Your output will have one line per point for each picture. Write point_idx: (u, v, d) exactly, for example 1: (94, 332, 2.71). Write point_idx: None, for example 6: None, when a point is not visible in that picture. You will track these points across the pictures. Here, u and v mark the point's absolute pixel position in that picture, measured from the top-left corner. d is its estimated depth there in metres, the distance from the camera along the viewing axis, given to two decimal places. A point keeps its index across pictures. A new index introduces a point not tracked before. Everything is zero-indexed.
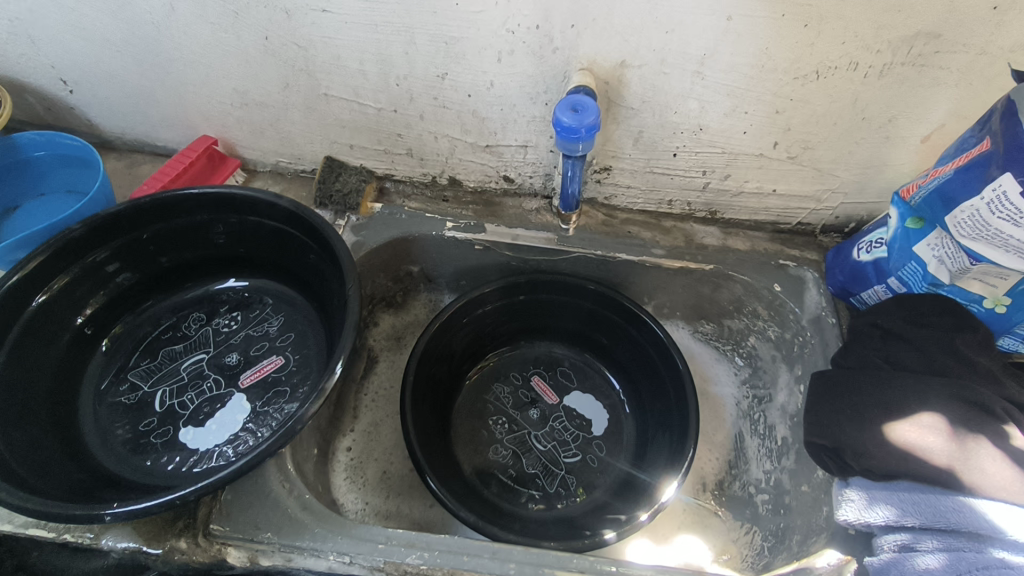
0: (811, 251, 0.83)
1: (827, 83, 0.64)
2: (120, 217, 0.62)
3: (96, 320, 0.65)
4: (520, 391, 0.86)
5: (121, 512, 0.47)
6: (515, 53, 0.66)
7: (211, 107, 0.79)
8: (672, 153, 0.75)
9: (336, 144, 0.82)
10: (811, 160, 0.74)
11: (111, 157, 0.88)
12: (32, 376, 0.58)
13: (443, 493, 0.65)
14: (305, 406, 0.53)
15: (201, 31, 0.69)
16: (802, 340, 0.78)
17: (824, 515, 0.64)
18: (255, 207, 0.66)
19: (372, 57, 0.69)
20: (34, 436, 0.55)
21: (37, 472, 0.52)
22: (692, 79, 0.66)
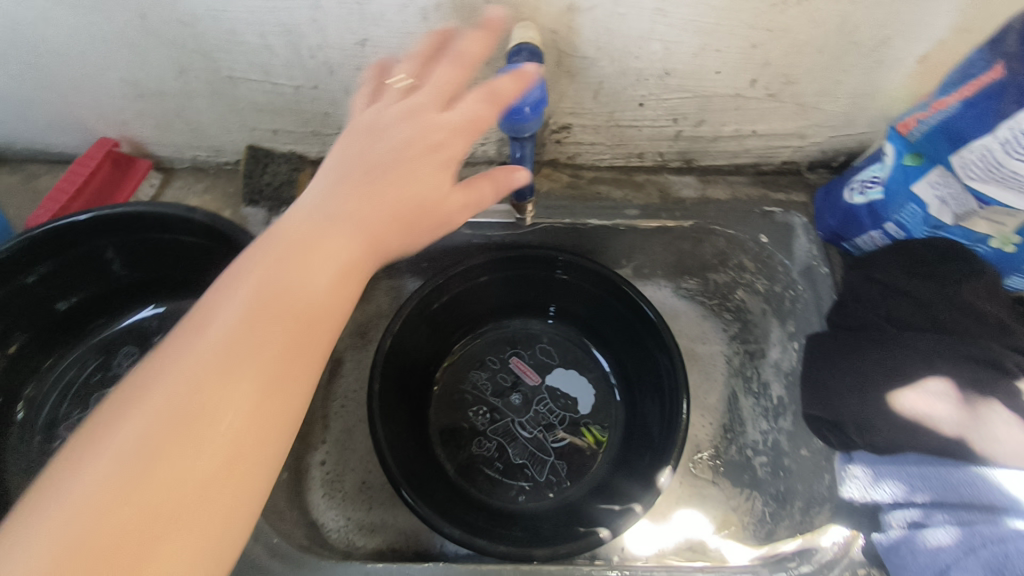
0: (797, 192, 0.76)
1: (810, 8, 0.55)
2: (0, 264, 0.53)
3: (3, 382, 0.58)
4: (499, 376, 0.81)
5: None
6: (442, 8, 0.55)
7: (101, 104, 0.68)
8: (637, 102, 0.66)
9: (256, 130, 0.71)
10: (794, 95, 0.65)
11: (4, 171, 0.77)
12: None
13: (424, 509, 0.60)
14: None
15: (63, 17, 0.57)
16: (793, 293, 0.72)
17: (826, 483, 0.61)
18: (167, 224, 0.58)
19: (274, 29, 0.58)
20: None
21: None
22: (652, 17, 0.56)
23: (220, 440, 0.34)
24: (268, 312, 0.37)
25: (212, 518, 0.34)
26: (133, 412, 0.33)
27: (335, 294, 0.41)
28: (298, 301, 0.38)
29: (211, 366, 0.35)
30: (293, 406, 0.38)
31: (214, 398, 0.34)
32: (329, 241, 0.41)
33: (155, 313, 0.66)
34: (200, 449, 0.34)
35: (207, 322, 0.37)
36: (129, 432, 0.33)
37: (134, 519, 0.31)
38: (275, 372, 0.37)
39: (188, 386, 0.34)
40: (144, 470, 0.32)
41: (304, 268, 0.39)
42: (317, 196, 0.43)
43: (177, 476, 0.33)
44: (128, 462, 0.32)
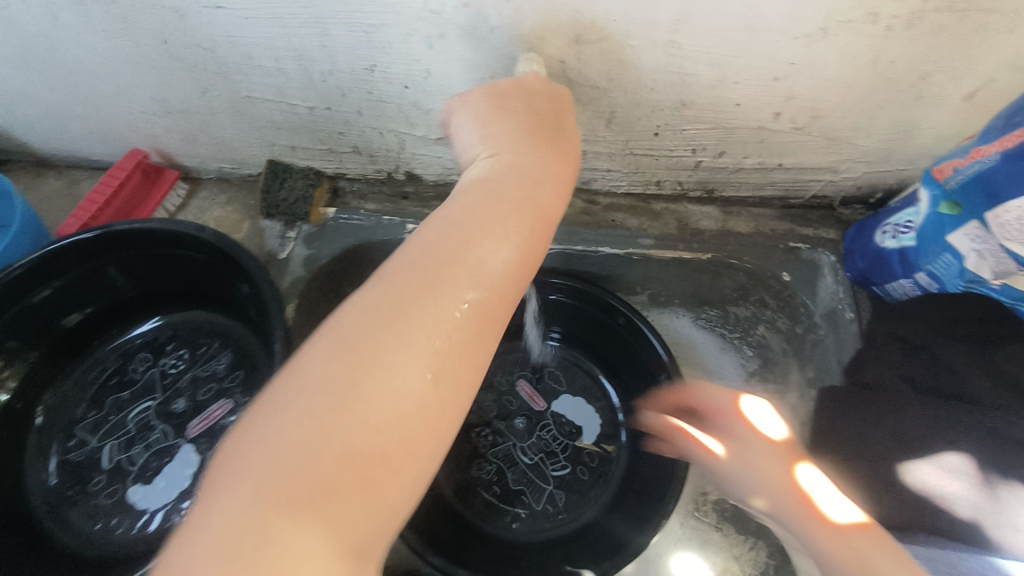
0: (828, 228, 0.71)
1: (837, 42, 0.51)
2: (20, 278, 0.57)
3: (24, 389, 0.62)
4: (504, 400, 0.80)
5: None
6: (447, 36, 0.54)
7: (132, 118, 0.71)
8: (653, 132, 0.63)
9: (275, 147, 0.73)
10: (824, 130, 0.61)
11: (51, 175, 0.82)
12: None
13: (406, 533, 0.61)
14: None
15: (93, 40, 0.60)
16: (813, 337, 0.69)
17: None
18: (179, 241, 0.60)
19: (286, 54, 0.59)
20: None
21: None
22: (665, 50, 0.54)
23: (386, 418, 0.32)
24: (437, 300, 0.35)
25: (374, 500, 0.31)
26: (337, 361, 0.33)
27: (494, 289, 0.38)
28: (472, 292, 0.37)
29: (389, 341, 0.34)
30: (460, 398, 0.35)
31: (375, 381, 0.32)
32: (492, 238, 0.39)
33: (163, 322, 0.69)
34: (371, 423, 0.31)
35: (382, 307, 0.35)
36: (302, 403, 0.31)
37: (298, 471, 0.30)
38: (448, 360, 0.34)
39: (361, 366, 0.32)
40: (313, 434, 0.30)
41: (455, 269, 0.37)
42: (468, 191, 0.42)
43: (339, 448, 0.30)
44: (299, 426, 0.31)
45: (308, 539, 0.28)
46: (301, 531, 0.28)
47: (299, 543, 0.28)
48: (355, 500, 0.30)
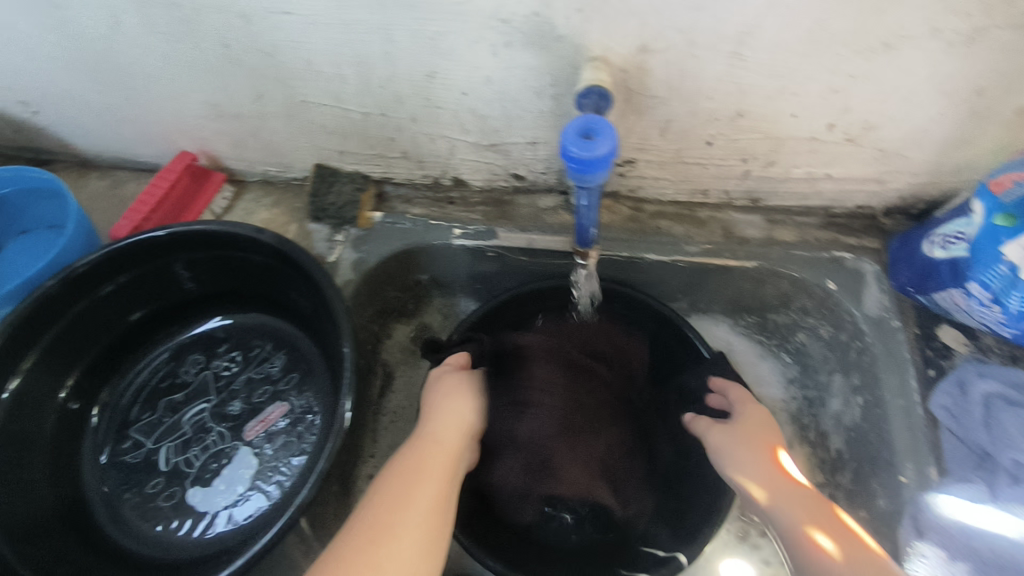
0: (871, 238, 0.72)
1: (899, 56, 0.52)
2: (90, 270, 0.59)
3: (80, 392, 0.63)
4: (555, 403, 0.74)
5: None
6: (512, 45, 0.55)
7: (183, 121, 0.71)
8: (706, 141, 0.64)
9: (324, 151, 0.73)
10: (875, 142, 0.61)
11: (94, 177, 0.81)
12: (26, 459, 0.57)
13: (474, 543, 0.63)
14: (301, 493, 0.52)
15: (154, 44, 0.60)
16: (860, 346, 0.68)
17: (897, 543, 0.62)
18: (239, 244, 0.61)
19: (348, 59, 0.59)
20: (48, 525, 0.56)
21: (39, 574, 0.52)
22: (727, 61, 0.54)
23: (409, 527, 0.49)
24: (423, 448, 0.57)
25: (400, 555, 0.47)
26: (412, 478, 0.53)
27: (450, 432, 0.59)
28: (440, 444, 0.57)
29: (412, 467, 0.54)
30: (426, 497, 0.52)
31: (416, 490, 0.52)
32: (447, 428, 0.59)
33: (224, 323, 0.69)
34: (415, 503, 0.51)
35: (395, 465, 0.55)
36: (354, 531, 0.49)
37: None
38: (442, 465, 0.55)
39: (397, 474, 0.54)
40: (372, 530, 0.48)
41: (445, 425, 0.60)
42: (437, 423, 0.60)
43: (388, 536, 0.48)
44: (352, 562, 0.46)
45: (395, 569, 0.46)
46: (385, 562, 0.46)
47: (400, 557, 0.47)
48: (395, 556, 0.47)
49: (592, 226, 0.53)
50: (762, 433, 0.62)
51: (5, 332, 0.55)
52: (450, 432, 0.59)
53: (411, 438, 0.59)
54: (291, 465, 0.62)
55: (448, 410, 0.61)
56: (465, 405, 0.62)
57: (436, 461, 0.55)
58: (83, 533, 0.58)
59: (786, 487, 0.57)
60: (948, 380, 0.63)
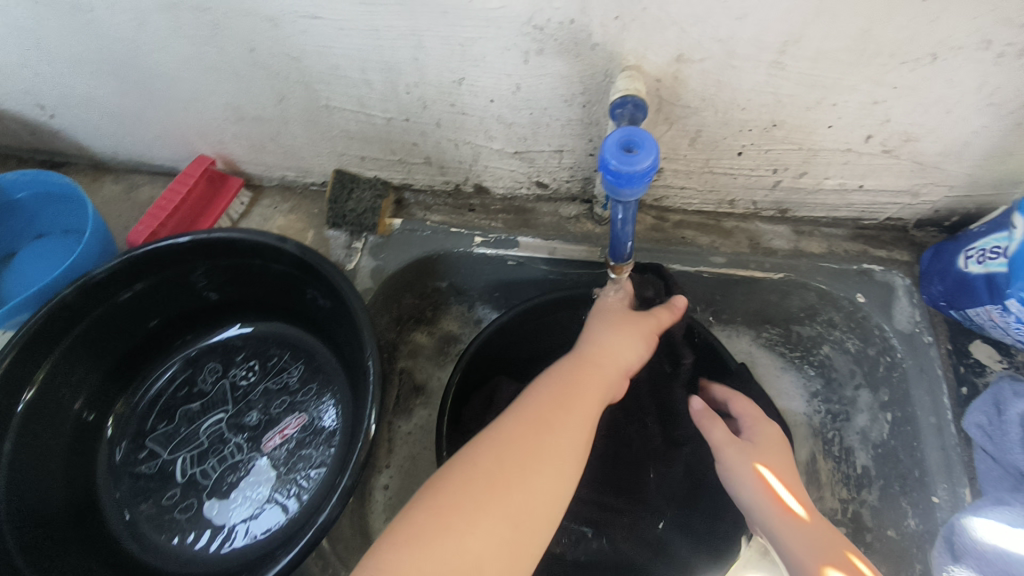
0: (901, 250, 0.71)
1: (945, 68, 0.50)
2: (109, 276, 0.57)
3: (95, 402, 0.61)
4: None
5: None
6: (545, 52, 0.54)
7: (202, 126, 0.70)
8: (737, 151, 0.63)
9: (345, 156, 0.72)
10: (911, 154, 0.60)
11: (108, 180, 0.80)
12: (42, 471, 0.55)
13: None
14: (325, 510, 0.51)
15: (177, 48, 0.59)
16: (890, 361, 0.67)
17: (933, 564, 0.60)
18: (261, 251, 0.59)
19: (375, 65, 0.58)
20: (65, 539, 0.54)
21: None
22: (768, 71, 0.53)
23: (560, 450, 0.47)
24: (589, 367, 0.53)
25: (550, 480, 0.46)
26: (558, 397, 0.50)
27: (614, 351, 0.55)
28: (598, 372, 0.53)
29: (559, 386, 0.51)
30: (573, 420, 0.49)
31: (563, 413, 0.49)
32: (607, 356, 0.54)
33: (241, 331, 0.68)
34: (564, 424, 0.48)
35: (547, 383, 0.52)
36: (503, 442, 0.47)
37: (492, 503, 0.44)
38: (595, 389, 0.51)
39: (553, 394, 0.50)
40: (524, 446, 0.46)
41: (613, 345, 0.55)
42: (601, 339, 0.56)
43: (539, 455, 0.46)
44: (481, 477, 0.45)
45: (527, 499, 0.44)
46: (516, 494, 0.44)
47: (522, 493, 0.45)
48: (534, 481, 0.45)
49: (629, 241, 0.52)
50: (777, 464, 0.58)
51: (22, 341, 0.53)
52: (624, 344, 0.55)
53: (574, 353, 0.55)
54: (309, 478, 0.60)
55: (616, 329, 0.56)
56: (629, 341, 0.55)
57: (588, 377, 0.52)
58: (96, 552, 0.56)
59: (801, 519, 0.54)
60: (982, 398, 0.62)
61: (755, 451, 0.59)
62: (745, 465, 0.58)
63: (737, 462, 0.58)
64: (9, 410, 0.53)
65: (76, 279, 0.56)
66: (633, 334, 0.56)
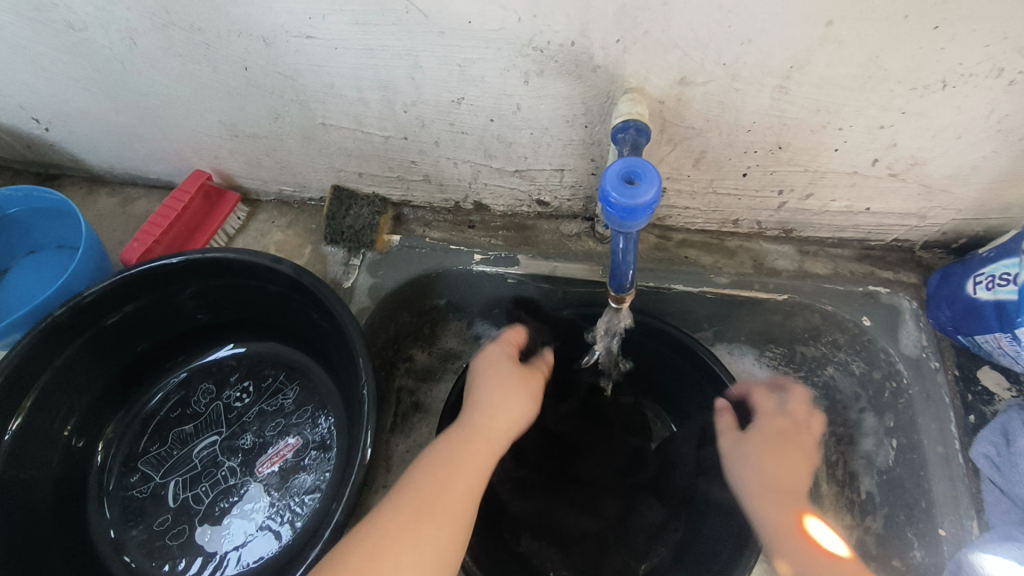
0: (908, 272, 0.69)
1: (956, 94, 0.49)
2: (99, 300, 0.56)
3: (85, 427, 0.60)
4: None
5: None
6: (546, 74, 0.52)
7: (197, 141, 0.69)
8: (741, 173, 0.61)
9: (342, 172, 0.71)
10: (920, 178, 0.59)
11: (104, 194, 0.79)
12: (31, 500, 0.54)
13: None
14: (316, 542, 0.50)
15: (170, 65, 0.58)
16: (895, 386, 0.65)
17: None
18: (255, 272, 0.58)
19: (371, 84, 0.57)
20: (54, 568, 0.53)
21: None
22: (773, 95, 0.51)
23: (451, 509, 0.48)
24: (473, 434, 0.54)
25: (440, 537, 0.46)
26: (449, 464, 0.51)
27: (501, 419, 0.56)
28: (489, 438, 0.54)
29: (445, 455, 0.51)
30: (465, 487, 0.50)
31: (450, 481, 0.49)
32: (494, 422, 0.56)
33: (235, 351, 0.67)
34: (451, 489, 0.49)
35: (436, 450, 0.52)
36: (395, 502, 0.47)
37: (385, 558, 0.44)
38: (478, 456, 0.52)
39: (441, 454, 0.51)
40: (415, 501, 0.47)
41: (500, 409, 0.57)
42: (485, 402, 0.57)
43: (423, 518, 0.46)
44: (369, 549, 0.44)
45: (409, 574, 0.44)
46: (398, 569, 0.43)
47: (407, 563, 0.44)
48: (421, 550, 0.45)
49: (631, 270, 0.50)
50: (788, 465, 0.64)
51: (11, 368, 0.52)
52: (507, 408, 0.58)
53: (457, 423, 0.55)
54: (303, 504, 0.59)
55: (500, 395, 0.58)
56: (512, 407, 0.58)
57: (475, 442, 0.53)
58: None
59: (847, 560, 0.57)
60: (992, 428, 0.61)
61: (762, 438, 0.66)
62: (754, 450, 0.65)
63: (742, 448, 0.65)
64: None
65: (66, 301, 0.55)
66: (514, 397, 0.59)
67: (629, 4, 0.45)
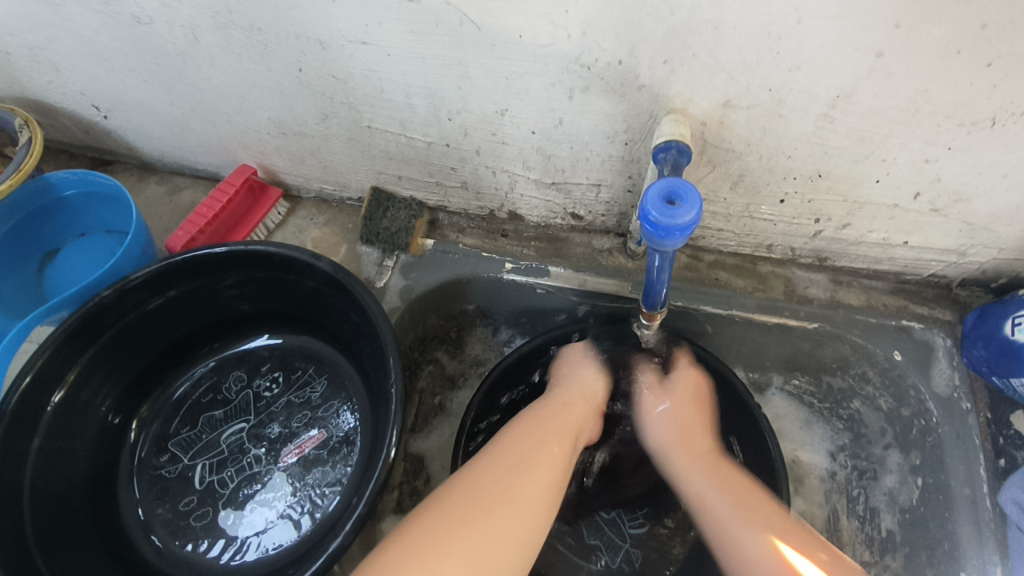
0: (943, 308, 0.68)
1: (1006, 132, 0.48)
2: (146, 285, 0.59)
3: (121, 406, 0.62)
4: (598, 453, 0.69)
5: None
6: (590, 90, 0.53)
7: (246, 136, 0.71)
8: (778, 198, 0.62)
9: (382, 175, 0.73)
10: (961, 214, 0.58)
11: (153, 181, 0.82)
12: (66, 474, 0.56)
13: None
14: (337, 535, 0.50)
15: (228, 62, 0.60)
16: (925, 424, 0.64)
17: None
18: (293, 266, 0.60)
19: (419, 90, 0.58)
20: (82, 540, 0.55)
21: None
22: (816, 123, 0.52)
23: (534, 477, 0.49)
24: (543, 424, 0.56)
25: (512, 527, 0.45)
26: (519, 452, 0.51)
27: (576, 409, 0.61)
28: (568, 417, 0.58)
29: (518, 443, 0.52)
30: (542, 479, 0.49)
31: (531, 467, 0.50)
32: (570, 404, 0.61)
33: (268, 342, 0.69)
34: (532, 469, 0.50)
35: (514, 434, 0.54)
36: (488, 461, 0.50)
37: (459, 525, 0.44)
38: (559, 446, 0.54)
39: (523, 433, 0.54)
40: (502, 464, 0.49)
41: (563, 396, 0.62)
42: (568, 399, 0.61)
43: (504, 499, 0.46)
44: (416, 539, 0.43)
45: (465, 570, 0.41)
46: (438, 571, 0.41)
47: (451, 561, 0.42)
48: (485, 533, 0.44)
49: (664, 289, 0.51)
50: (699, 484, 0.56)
51: (56, 343, 0.54)
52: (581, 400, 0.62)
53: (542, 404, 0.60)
54: (324, 496, 0.60)
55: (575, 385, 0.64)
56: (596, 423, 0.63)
57: (550, 429, 0.55)
58: (111, 553, 0.57)
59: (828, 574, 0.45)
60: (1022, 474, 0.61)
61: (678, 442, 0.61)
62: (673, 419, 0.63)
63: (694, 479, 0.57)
64: (42, 406, 0.54)
65: (114, 282, 0.57)
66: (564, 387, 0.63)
67: (679, 27, 0.45)
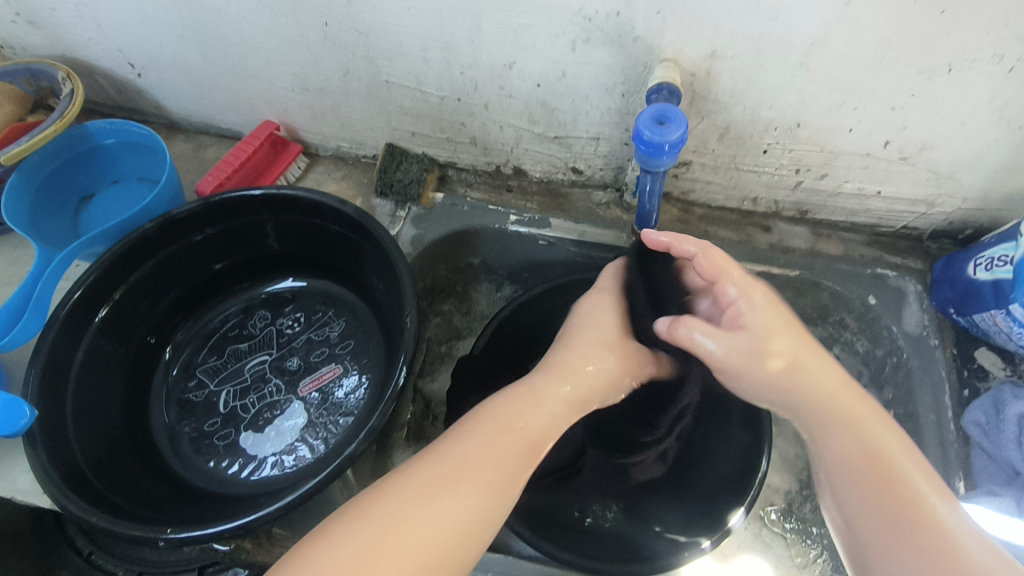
0: (914, 259, 0.74)
1: (960, 79, 0.54)
2: (187, 219, 0.64)
3: (159, 328, 0.68)
4: None
5: (173, 539, 0.49)
6: (591, 42, 0.59)
7: (271, 93, 0.77)
8: (762, 149, 0.67)
9: (396, 131, 0.78)
10: (927, 162, 0.64)
11: (180, 139, 0.88)
12: (107, 384, 0.61)
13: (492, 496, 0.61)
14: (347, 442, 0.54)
15: (261, 17, 0.66)
16: (897, 361, 0.70)
17: None
18: (321, 211, 0.65)
19: (435, 44, 0.64)
20: (117, 445, 0.60)
21: (114, 487, 0.55)
22: (794, 71, 0.57)
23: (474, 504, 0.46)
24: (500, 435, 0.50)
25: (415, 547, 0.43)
26: (457, 458, 0.48)
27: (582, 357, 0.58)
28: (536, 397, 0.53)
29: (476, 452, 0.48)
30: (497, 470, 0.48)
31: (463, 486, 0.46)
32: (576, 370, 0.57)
33: (293, 285, 0.74)
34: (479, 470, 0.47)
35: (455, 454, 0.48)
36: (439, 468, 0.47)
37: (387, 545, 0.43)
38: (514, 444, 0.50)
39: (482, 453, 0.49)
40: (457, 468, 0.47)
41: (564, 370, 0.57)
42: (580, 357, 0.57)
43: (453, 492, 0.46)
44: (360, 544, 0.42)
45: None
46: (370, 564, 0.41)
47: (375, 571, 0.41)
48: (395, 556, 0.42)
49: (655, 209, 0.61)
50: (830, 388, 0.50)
51: (106, 263, 0.59)
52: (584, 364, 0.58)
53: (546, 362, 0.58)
54: (338, 424, 0.65)
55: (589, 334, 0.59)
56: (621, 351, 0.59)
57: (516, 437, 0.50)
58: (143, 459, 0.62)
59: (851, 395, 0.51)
60: (983, 399, 0.66)
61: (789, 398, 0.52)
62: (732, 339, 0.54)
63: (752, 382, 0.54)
64: (88, 320, 0.60)
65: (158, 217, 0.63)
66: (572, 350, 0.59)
67: None
